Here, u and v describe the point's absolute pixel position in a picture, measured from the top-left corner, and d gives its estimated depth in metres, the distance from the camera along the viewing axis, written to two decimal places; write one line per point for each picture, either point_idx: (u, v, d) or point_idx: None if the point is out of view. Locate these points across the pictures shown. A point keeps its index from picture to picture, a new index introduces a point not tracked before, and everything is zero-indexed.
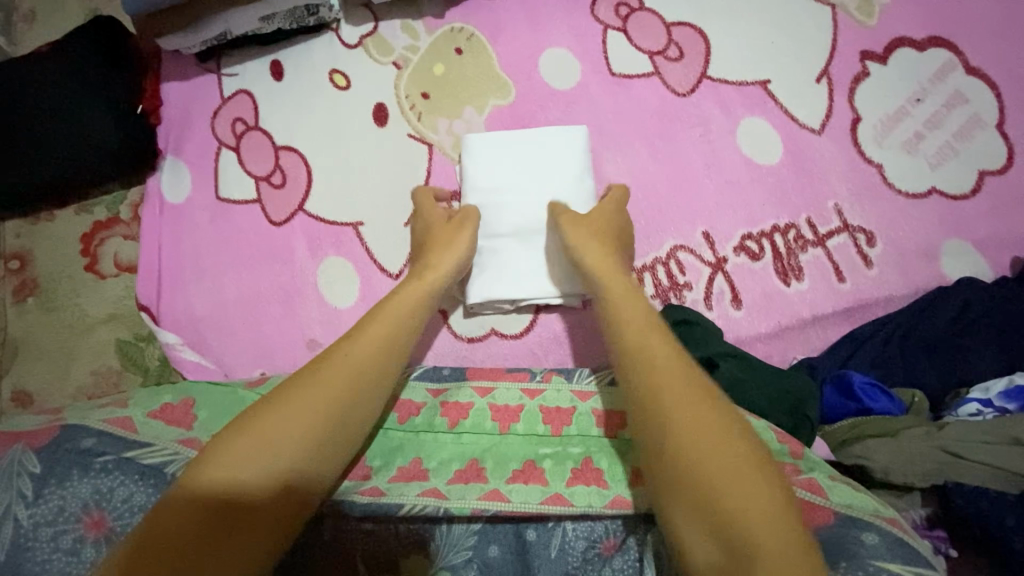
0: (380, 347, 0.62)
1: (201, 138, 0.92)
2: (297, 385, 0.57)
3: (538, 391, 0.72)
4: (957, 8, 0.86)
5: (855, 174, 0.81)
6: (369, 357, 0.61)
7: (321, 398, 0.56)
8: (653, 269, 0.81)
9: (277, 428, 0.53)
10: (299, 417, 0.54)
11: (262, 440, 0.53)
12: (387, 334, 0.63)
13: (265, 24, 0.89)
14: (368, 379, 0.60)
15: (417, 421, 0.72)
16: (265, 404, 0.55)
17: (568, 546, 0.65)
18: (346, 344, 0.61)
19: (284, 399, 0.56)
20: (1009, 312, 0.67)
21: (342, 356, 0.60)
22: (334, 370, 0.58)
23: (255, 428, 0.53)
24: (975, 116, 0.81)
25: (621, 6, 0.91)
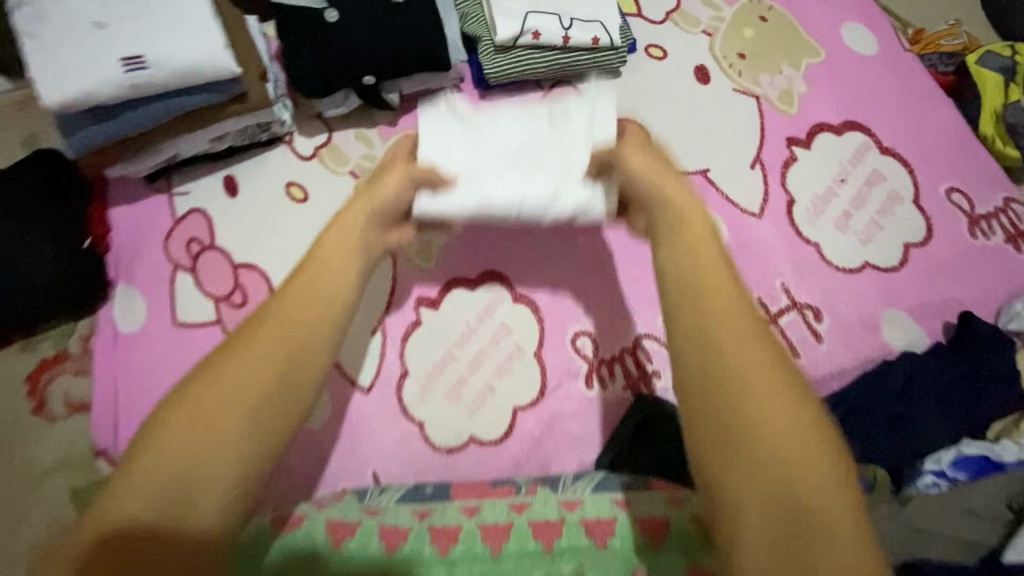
0: (292, 330, 0.55)
1: (153, 261, 0.89)
2: (189, 417, 0.50)
3: (525, 505, 0.71)
4: (863, 96, 0.96)
5: (796, 254, 0.87)
6: (278, 361, 0.54)
7: (225, 436, 0.50)
8: (622, 360, 0.83)
9: (169, 472, 0.48)
10: (196, 454, 0.49)
11: (163, 472, 0.48)
12: (293, 339, 0.55)
13: (216, 143, 0.90)
14: (269, 406, 0.52)
15: (404, 549, 0.65)
16: (152, 447, 0.49)
17: None
18: (239, 360, 0.53)
19: (183, 403, 0.51)
20: (942, 385, 0.73)
21: (241, 366, 0.53)
22: (231, 384, 0.52)
23: (153, 475, 0.48)
24: (893, 193, 0.89)
25: (565, 106, 0.96)
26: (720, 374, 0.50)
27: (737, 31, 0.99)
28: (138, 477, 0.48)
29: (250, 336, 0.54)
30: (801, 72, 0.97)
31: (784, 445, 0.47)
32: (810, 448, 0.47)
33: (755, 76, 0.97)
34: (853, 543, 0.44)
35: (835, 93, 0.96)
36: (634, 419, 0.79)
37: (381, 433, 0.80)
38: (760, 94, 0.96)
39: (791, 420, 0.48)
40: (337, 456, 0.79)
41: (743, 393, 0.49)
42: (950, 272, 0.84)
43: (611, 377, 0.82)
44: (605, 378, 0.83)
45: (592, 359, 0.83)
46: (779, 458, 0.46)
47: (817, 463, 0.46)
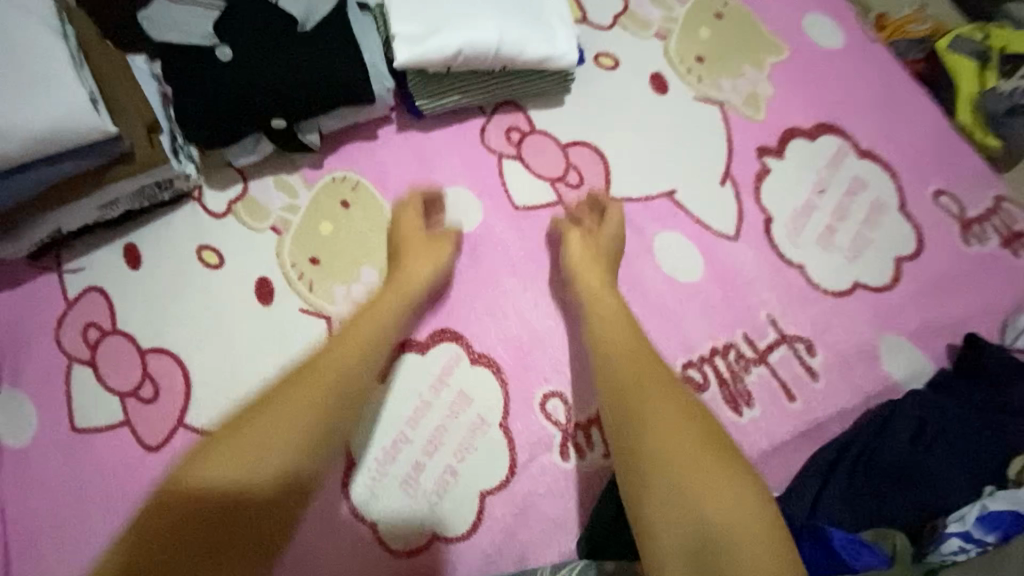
0: (297, 427, 0.59)
1: (43, 357, 0.76)
2: (267, 404, 0.61)
3: None
4: (835, 94, 0.88)
5: (779, 279, 0.78)
6: (330, 379, 0.63)
7: (296, 455, 0.59)
8: (601, 421, 0.74)
9: (249, 464, 0.57)
10: (277, 434, 0.58)
11: (239, 465, 0.56)
12: (350, 374, 0.64)
13: (108, 210, 0.77)
14: (348, 408, 0.62)
15: None
16: (238, 428, 0.59)
17: None
18: (327, 360, 0.65)
19: (267, 403, 0.61)
20: (957, 424, 0.65)
21: (291, 397, 0.61)
22: (307, 395, 0.61)
23: (217, 459, 0.57)
24: (878, 201, 0.81)
25: (511, 130, 0.86)
26: (670, 512, 0.57)
27: (693, 32, 0.90)
28: (244, 493, 0.56)
29: (318, 369, 0.64)
30: (766, 72, 0.88)
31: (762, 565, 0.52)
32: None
33: (716, 80, 0.88)
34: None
35: (805, 93, 0.88)
36: (619, 486, 0.69)
37: (326, 545, 0.68)
38: (723, 100, 0.87)
39: (755, 528, 0.55)
40: None
41: (694, 489, 0.57)
42: (947, 288, 0.77)
43: (589, 443, 0.73)
44: (583, 444, 0.73)
45: (566, 424, 0.74)
46: (705, 514, 0.55)
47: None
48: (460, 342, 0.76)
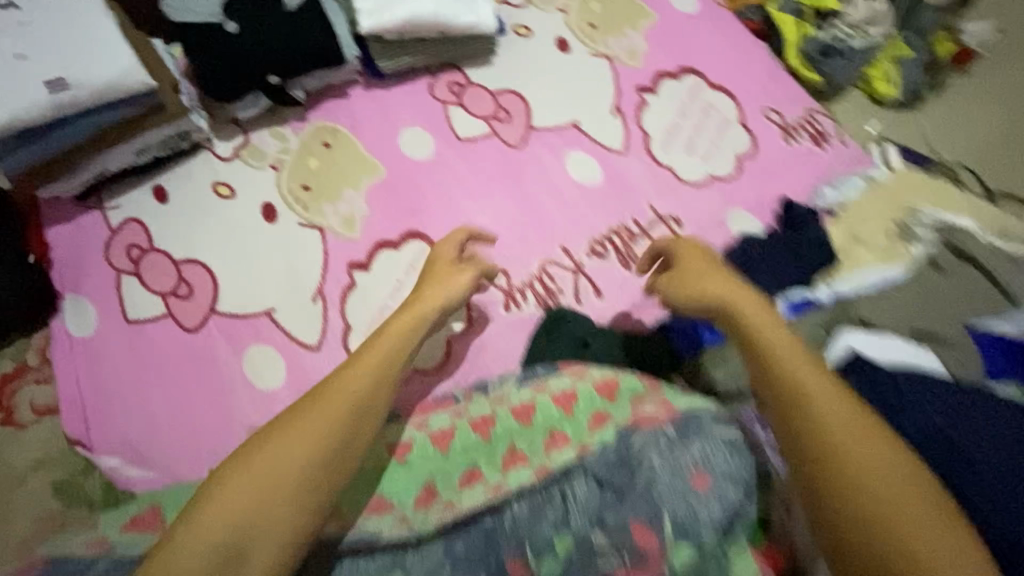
0: (297, 489, 0.64)
1: (97, 271, 0.97)
2: (288, 431, 0.67)
3: (464, 410, 0.84)
4: (693, 46, 1.18)
5: (657, 177, 1.06)
6: (350, 391, 0.70)
7: (306, 477, 0.65)
8: (533, 284, 0.99)
9: (266, 477, 0.64)
10: (287, 463, 0.65)
11: (256, 476, 0.64)
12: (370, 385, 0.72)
13: (141, 155, 0.98)
14: (352, 427, 0.69)
15: (366, 462, 0.80)
16: (256, 460, 0.65)
17: (516, 521, 0.73)
18: (341, 381, 0.71)
19: (283, 428, 0.68)
20: (768, 253, 0.94)
21: (297, 444, 0.66)
22: (317, 419, 0.68)
23: (243, 482, 0.64)
24: (724, 119, 1.11)
25: (453, 84, 1.12)
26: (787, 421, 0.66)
27: (585, 6, 1.19)
28: (263, 508, 0.63)
29: (326, 392, 0.71)
30: (641, 33, 1.18)
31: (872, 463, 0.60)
32: (883, 452, 0.60)
33: (605, 40, 1.17)
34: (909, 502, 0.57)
35: (670, 47, 1.17)
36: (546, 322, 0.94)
37: None
38: (611, 54, 1.16)
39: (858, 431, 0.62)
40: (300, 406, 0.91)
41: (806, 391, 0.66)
42: (775, 172, 1.06)
43: (524, 299, 0.98)
44: (520, 301, 0.98)
45: (508, 287, 0.99)
46: (872, 492, 0.58)
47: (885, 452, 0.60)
48: (423, 240, 1.02)
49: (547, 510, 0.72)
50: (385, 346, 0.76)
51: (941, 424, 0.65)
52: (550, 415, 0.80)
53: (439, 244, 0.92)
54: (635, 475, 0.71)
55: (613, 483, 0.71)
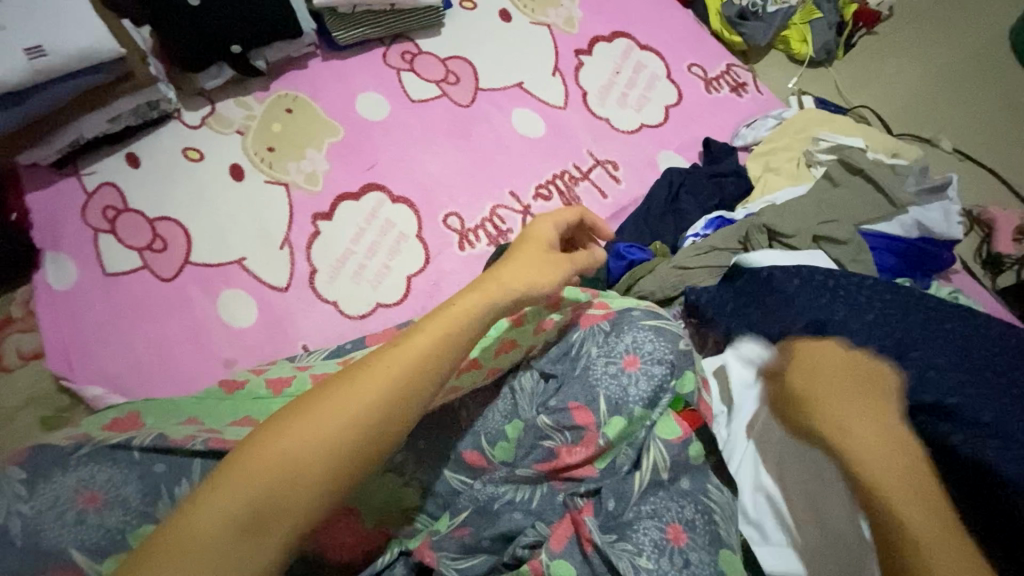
0: (340, 458, 0.52)
1: (76, 231, 1.03)
2: (345, 385, 0.55)
3: None
4: (623, 13, 1.30)
5: (594, 127, 1.17)
6: (476, 304, 0.63)
7: (352, 439, 0.53)
8: (484, 225, 1.10)
9: (312, 435, 0.52)
10: (329, 435, 0.52)
11: (280, 457, 0.50)
12: (517, 282, 0.67)
13: (114, 124, 1.06)
14: (410, 380, 0.56)
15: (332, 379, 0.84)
16: (302, 418, 0.53)
17: (473, 416, 0.79)
18: (437, 318, 0.62)
19: (349, 380, 0.56)
20: (692, 182, 1.05)
21: (347, 412, 0.53)
22: (383, 370, 0.56)
23: (267, 459, 0.50)
24: (654, 74, 1.23)
25: (405, 53, 1.22)
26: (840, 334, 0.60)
27: None
28: (293, 473, 0.50)
29: (417, 332, 0.60)
30: (577, 3, 1.30)
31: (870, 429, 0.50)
32: (889, 441, 0.49)
33: (544, 10, 1.28)
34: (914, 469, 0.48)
35: (603, 14, 1.29)
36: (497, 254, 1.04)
37: (306, 316, 1.01)
38: (549, 22, 1.27)
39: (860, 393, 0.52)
40: (272, 340, 0.99)
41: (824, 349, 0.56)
42: (699, 119, 1.18)
43: (477, 239, 1.09)
44: (473, 240, 1.09)
45: (462, 229, 1.09)
46: None
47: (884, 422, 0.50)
48: (382, 192, 1.11)
49: (501, 405, 0.78)
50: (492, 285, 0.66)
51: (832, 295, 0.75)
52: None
53: (535, 224, 0.77)
54: (575, 364, 0.79)
55: (556, 373, 0.79)
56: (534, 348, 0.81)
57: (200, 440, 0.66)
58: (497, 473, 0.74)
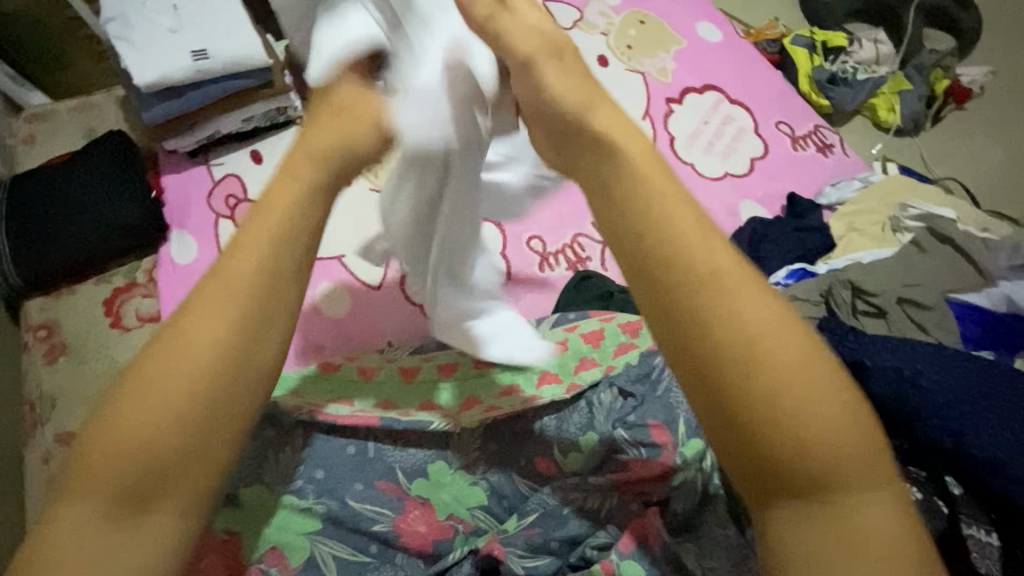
0: (145, 453, 0.47)
1: (199, 212, 1.14)
2: (145, 376, 0.48)
3: (503, 341, 0.89)
4: (717, 68, 1.36)
5: (680, 171, 1.21)
6: (242, 284, 0.51)
7: (209, 426, 0.48)
8: (565, 251, 1.15)
9: (155, 421, 0.47)
10: (134, 433, 0.47)
11: (134, 444, 0.47)
12: (267, 258, 0.52)
13: (246, 124, 1.18)
14: (229, 369, 0.49)
15: (418, 377, 0.86)
16: (113, 414, 0.48)
17: (545, 426, 0.81)
18: (206, 294, 0.51)
19: (136, 381, 0.49)
20: (775, 232, 1.08)
21: (132, 406, 0.47)
22: (181, 362, 0.48)
23: (90, 460, 0.47)
24: (741, 128, 1.28)
25: None
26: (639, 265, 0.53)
27: (625, 31, 1.38)
28: (185, 448, 0.48)
29: (189, 316, 0.50)
30: (671, 55, 1.37)
31: (798, 376, 0.48)
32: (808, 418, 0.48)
33: (640, 59, 1.35)
34: (848, 420, 0.48)
35: (695, 67, 1.36)
36: (575, 280, 1.09)
37: (389, 315, 1.08)
38: (644, 70, 1.34)
39: (774, 322, 0.49)
40: (357, 333, 1.06)
41: (686, 254, 0.51)
42: (781, 173, 1.22)
43: (557, 262, 1.14)
44: (553, 263, 1.14)
45: (544, 251, 1.14)
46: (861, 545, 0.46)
47: (810, 365, 0.49)
48: None
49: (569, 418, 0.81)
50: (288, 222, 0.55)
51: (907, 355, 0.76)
52: (579, 347, 0.87)
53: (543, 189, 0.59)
54: (656, 387, 0.81)
55: (636, 392, 0.80)
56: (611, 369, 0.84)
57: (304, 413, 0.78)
58: (568, 479, 0.76)
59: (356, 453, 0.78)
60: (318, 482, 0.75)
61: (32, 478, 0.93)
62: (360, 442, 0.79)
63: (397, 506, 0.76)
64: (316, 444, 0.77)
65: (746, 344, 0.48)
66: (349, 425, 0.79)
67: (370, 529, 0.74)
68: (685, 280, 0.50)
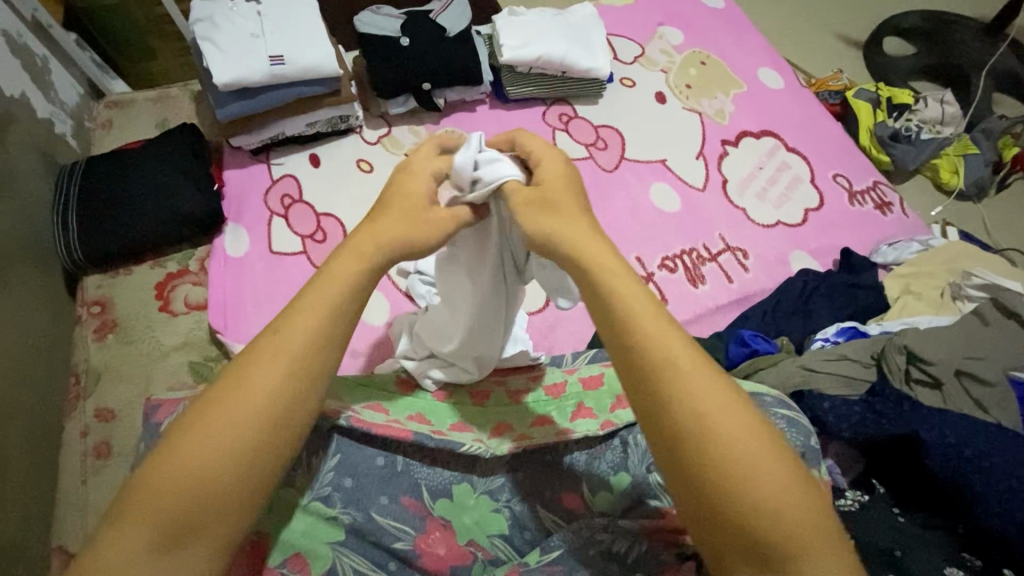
0: (198, 490, 0.51)
1: (256, 209, 1.18)
2: (198, 428, 0.52)
3: (538, 373, 0.89)
4: (776, 115, 1.35)
5: (730, 215, 1.20)
6: (291, 355, 0.56)
7: (243, 473, 0.52)
8: None
9: (197, 468, 0.51)
10: (195, 466, 0.51)
11: (187, 477, 0.51)
12: (313, 336, 0.57)
13: (309, 128, 1.22)
14: (272, 432, 0.54)
15: (452, 398, 0.85)
16: (167, 455, 0.52)
17: (576, 460, 0.80)
18: (264, 354, 0.55)
19: (189, 430, 0.52)
20: (829, 286, 1.05)
21: (197, 441, 0.52)
22: (232, 423, 0.53)
23: (156, 487, 0.50)
24: (797, 176, 1.26)
25: (563, 114, 1.30)
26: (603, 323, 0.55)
27: (685, 71, 1.38)
28: (219, 495, 0.51)
29: (241, 377, 0.55)
30: (730, 98, 1.36)
31: (737, 441, 0.49)
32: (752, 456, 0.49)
33: (699, 99, 1.35)
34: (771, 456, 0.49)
35: (754, 112, 1.35)
36: None
37: None
38: (702, 111, 1.33)
39: (715, 390, 0.50)
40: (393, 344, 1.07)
41: (642, 326, 0.53)
42: (836, 226, 1.19)
43: None
44: None
45: None
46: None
47: (750, 429, 0.50)
48: None
49: (601, 456, 0.80)
50: (343, 275, 0.59)
51: (963, 433, 0.73)
52: (615, 385, 0.85)
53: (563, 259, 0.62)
54: None
55: None
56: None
57: (343, 416, 0.76)
58: (596, 519, 0.75)
59: (386, 465, 0.77)
60: (347, 490, 0.75)
61: (65, 451, 0.95)
62: (391, 454, 0.78)
63: (419, 524, 0.76)
64: (348, 450, 0.77)
65: (688, 412, 0.49)
66: (384, 435, 0.77)
67: (392, 546, 0.74)
68: (642, 348, 0.52)
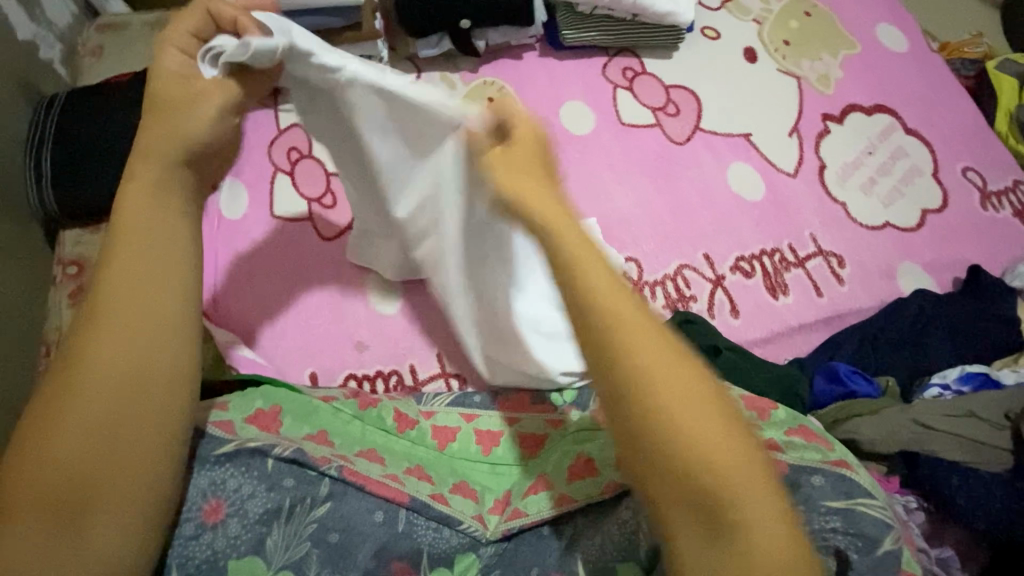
0: (103, 433, 0.51)
1: (256, 163, 0.96)
2: (67, 383, 0.52)
3: (561, 421, 0.77)
4: (895, 87, 1.08)
5: (825, 209, 0.98)
6: (136, 318, 0.55)
7: (134, 425, 0.52)
8: (664, 284, 0.90)
9: (78, 441, 0.50)
10: (79, 419, 0.51)
11: (73, 433, 0.50)
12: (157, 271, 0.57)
13: None
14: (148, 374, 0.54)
15: (455, 447, 0.75)
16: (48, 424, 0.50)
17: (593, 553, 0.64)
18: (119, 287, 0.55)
19: (55, 394, 0.52)
20: (951, 314, 0.85)
21: (79, 395, 0.51)
22: (92, 393, 0.51)
23: (47, 446, 0.50)
24: (915, 167, 1.03)
25: (627, 69, 1.05)
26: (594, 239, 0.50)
27: (784, 22, 1.11)
28: (115, 455, 0.51)
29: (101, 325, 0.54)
30: (839, 60, 1.10)
31: (714, 435, 0.45)
32: (736, 451, 0.45)
33: (798, 60, 1.09)
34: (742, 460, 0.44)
35: (866, 80, 1.09)
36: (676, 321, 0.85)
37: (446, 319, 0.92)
38: (801, 75, 1.08)
39: (697, 395, 0.46)
40: (406, 340, 0.90)
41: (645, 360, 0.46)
42: (957, 235, 0.99)
43: (653, 297, 0.89)
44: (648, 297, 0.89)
45: (636, 280, 0.90)
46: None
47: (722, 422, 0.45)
48: None
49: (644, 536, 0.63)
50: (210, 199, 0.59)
51: None
52: None
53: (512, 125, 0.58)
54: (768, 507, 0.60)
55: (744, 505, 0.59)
56: (776, 449, 0.61)
57: (335, 467, 0.64)
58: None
59: (386, 522, 0.65)
60: (331, 547, 0.62)
61: None
62: (392, 509, 0.65)
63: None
64: (342, 501, 0.64)
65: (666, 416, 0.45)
66: (381, 492, 0.65)
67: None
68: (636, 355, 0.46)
